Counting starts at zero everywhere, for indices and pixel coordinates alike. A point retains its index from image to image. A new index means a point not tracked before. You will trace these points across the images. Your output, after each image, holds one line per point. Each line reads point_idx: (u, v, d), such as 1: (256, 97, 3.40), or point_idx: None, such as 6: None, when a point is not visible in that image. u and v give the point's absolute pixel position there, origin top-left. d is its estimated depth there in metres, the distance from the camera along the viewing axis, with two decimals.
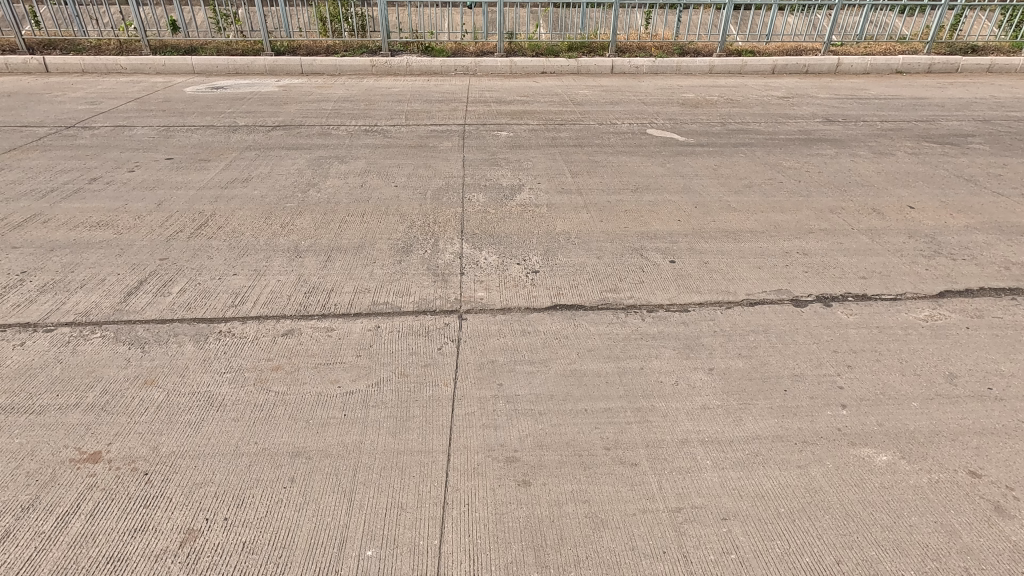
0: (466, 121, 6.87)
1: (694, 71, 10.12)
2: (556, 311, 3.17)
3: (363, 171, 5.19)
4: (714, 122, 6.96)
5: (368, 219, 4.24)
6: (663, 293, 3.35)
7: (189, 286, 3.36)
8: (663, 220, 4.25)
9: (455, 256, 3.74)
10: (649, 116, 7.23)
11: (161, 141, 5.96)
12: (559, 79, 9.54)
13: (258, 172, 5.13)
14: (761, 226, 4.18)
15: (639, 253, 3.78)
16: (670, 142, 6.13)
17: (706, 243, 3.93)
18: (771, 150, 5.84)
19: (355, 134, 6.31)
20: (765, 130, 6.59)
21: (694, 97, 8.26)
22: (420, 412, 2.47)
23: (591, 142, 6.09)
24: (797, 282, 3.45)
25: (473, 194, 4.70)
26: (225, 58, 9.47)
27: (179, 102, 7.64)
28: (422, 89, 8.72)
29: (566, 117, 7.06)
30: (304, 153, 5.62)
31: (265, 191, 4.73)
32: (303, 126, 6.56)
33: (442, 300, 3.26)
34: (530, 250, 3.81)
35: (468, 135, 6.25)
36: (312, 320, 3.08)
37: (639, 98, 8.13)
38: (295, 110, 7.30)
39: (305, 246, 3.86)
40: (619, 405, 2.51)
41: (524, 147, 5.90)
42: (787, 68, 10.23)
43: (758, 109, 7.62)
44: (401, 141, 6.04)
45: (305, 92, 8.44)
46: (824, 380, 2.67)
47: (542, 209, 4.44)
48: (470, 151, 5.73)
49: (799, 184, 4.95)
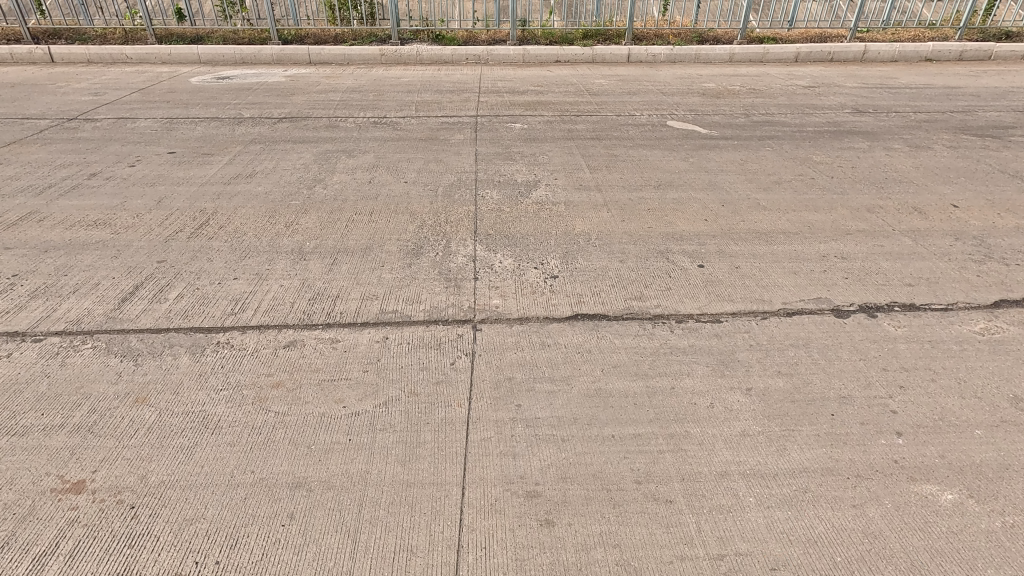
0: (478, 112, 6.62)
1: (713, 59, 9.77)
2: (577, 321, 2.95)
3: (371, 165, 4.96)
4: (737, 113, 6.65)
5: (377, 219, 4.02)
6: (692, 301, 3.11)
7: (186, 291, 3.17)
8: (689, 220, 3.99)
9: (468, 259, 3.51)
10: (668, 106, 6.92)
11: (164, 134, 5.77)
12: (574, 68, 9.24)
13: (262, 166, 4.92)
14: (794, 227, 3.91)
15: (665, 256, 3.54)
16: (692, 134, 5.84)
17: (736, 245, 3.67)
18: (800, 144, 5.54)
19: (364, 126, 6.08)
20: (792, 122, 6.28)
21: (714, 87, 7.93)
22: (432, 436, 2.26)
23: (610, 134, 5.81)
24: (838, 290, 3.19)
25: (487, 191, 4.46)
26: (231, 47, 9.25)
27: (184, 92, 7.44)
28: (432, 79, 8.45)
29: (582, 109, 6.78)
30: (311, 147, 5.41)
31: (269, 187, 4.53)
32: (310, 118, 6.34)
33: (455, 308, 3.04)
34: (548, 253, 3.58)
35: (480, 128, 6.01)
36: (316, 330, 2.87)
37: (657, 88, 7.82)
38: (302, 101, 7.08)
39: (310, 247, 3.65)
40: (650, 431, 2.29)
41: (539, 140, 5.64)
42: (811, 56, 9.83)
43: (783, 98, 7.29)
44: (411, 134, 5.80)
45: (313, 82, 8.21)
46: (875, 404, 2.42)
47: (560, 207, 4.20)
48: (483, 145, 5.49)
49: (832, 180, 4.65)
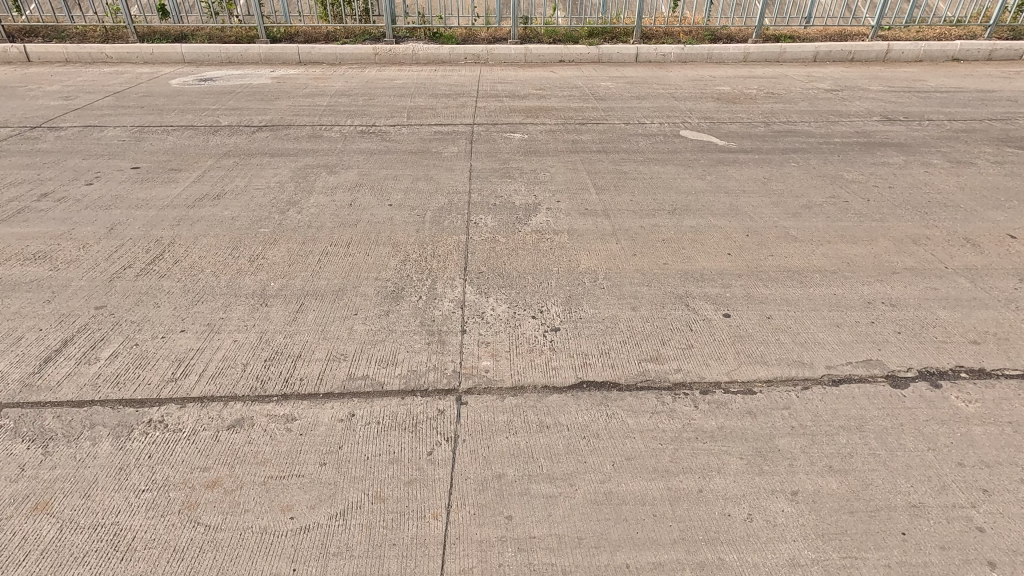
0: (474, 120, 6.12)
1: (726, 59, 9.22)
2: (582, 392, 2.47)
3: (354, 184, 4.48)
4: (755, 121, 6.13)
5: (354, 251, 3.54)
6: (718, 364, 2.63)
7: (122, 348, 2.70)
8: (709, 254, 3.50)
9: (455, 305, 3.04)
10: (681, 113, 6.41)
11: (131, 145, 5.29)
12: (579, 68, 8.73)
13: (234, 185, 4.44)
14: (831, 263, 3.42)
15: (684, 302, 3.05)
16: (708, 146, 5.33)
17: (765, 287, 3.18)
18: (828, 158, 5.03)
19: (350, 136, 5.59)
20: (816, 132, 5.76)
21: (729, 90, 7.40)
22: (398, 566, 1.79)
23: (618, 147, 5.31)
24: (890, 349, 2.70)
25: (481, 217, 3.98)
26: (215, 47, 8.78)
27: (161, 96, 6.96)
28: (428, 81, 7.95)
29: (587, 116, 6.26)
30: (289, 161, 4.93)
31: (237, 211, 4.06)
32: (292, 126, 5.86)
33: (437, 372, 2.57)
34: (548, 296, 3.09)
35: (476, 138, 5.51)
36: (269, 403, 2.40)
37: (668, 92, 7.30)
38: (286, 107, 6.60)
39: (275, 288, 3.18)
40: (674, 558, 1.82)
41: (541, 154, 5.14)
42: (830, 55, 9.28)
43: (804, 104, 6.76)
44: (400, 146, 5.31)
45: (300, 84, 7.72)
46: (956, 518, 1.93)
47: (563, 237, 3.71)
48: (479, 158, 5.00)
49: (869, 204, 4.15)
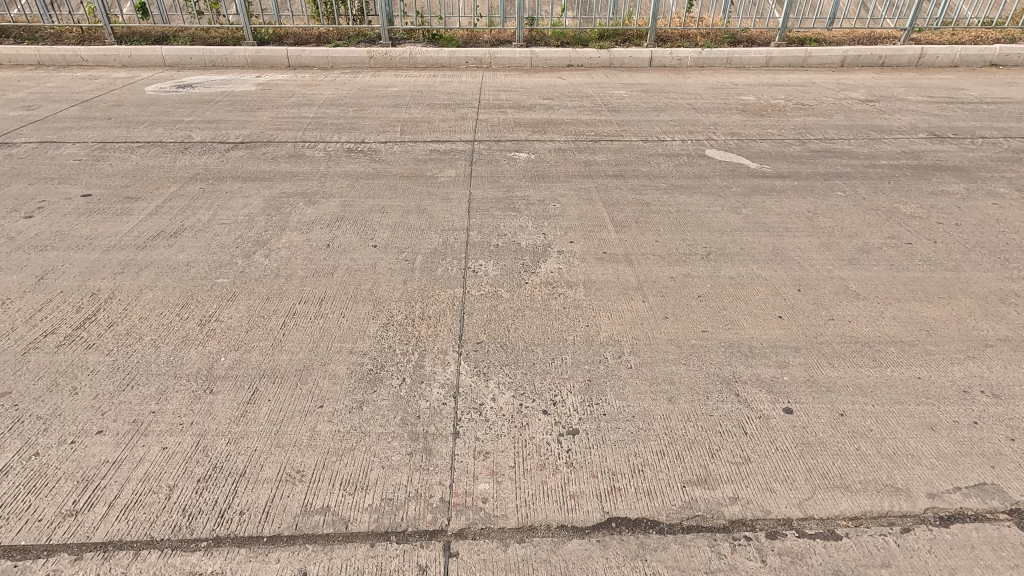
0: (476, 135, 5.51)
1: (747, 63, 8.59)
2: (610, 537, 1.86)
3: (335, 218, 3.88)
4: (789, 138, 5.50)
5: (327, 311, 2.94)
6: (787, 491, 2.02)
7: (17, 461, 2.09)
8: (757, 318, 2.89)
9: (447, 393, 2.43)
10: (704, 128, 5.79)
11: (87, 166, 4.69)
12: (589, 74, 8.10)
13: (195, 219, 3.84)
14: (908, 331, 2.80)
15: (732, 389, 2.44)
16: (738, 170, 4.72)
17: (831, 367, 2.58)
18: (877, 186, 4.41)
19: (335, 156, 4.99)
20: (858, 152, 5.13)
21: (754, 100, 6.78)
22: None
23: (637, 170, 4.70)
24: (1008, 469, 2.08)
25: (481, 264, 3.37)
26: (198, 50, 8.18)
27: (133, 106, 6.36)
28: (426, 88, 7.33)
29: (600, 131, 5.64)
30: (263, 188, 4.33)
31: (194, 253, 3.45)
32: (272, 143, 5.26)
33: (419, 503, 1.96)
34: (562, 380, 2.49)
35: (477, 158, 4.91)
36: (194, 554, 1.80)
37: (688, 102, 6.67)
38: (267, 119, 5.99)
39: (225, 365, 2.57)
40: None
41: (549, 179, 4.53)
42: (859, 60, 8.63)
43: (839, 117, 6.13)
44: (391, 168, 4.71)
45: (287, 91, 7.11)
46: None
47: (577, 293, 3.10)
48: (480, 185, 4.40)
49: (937, 248, 3.53)
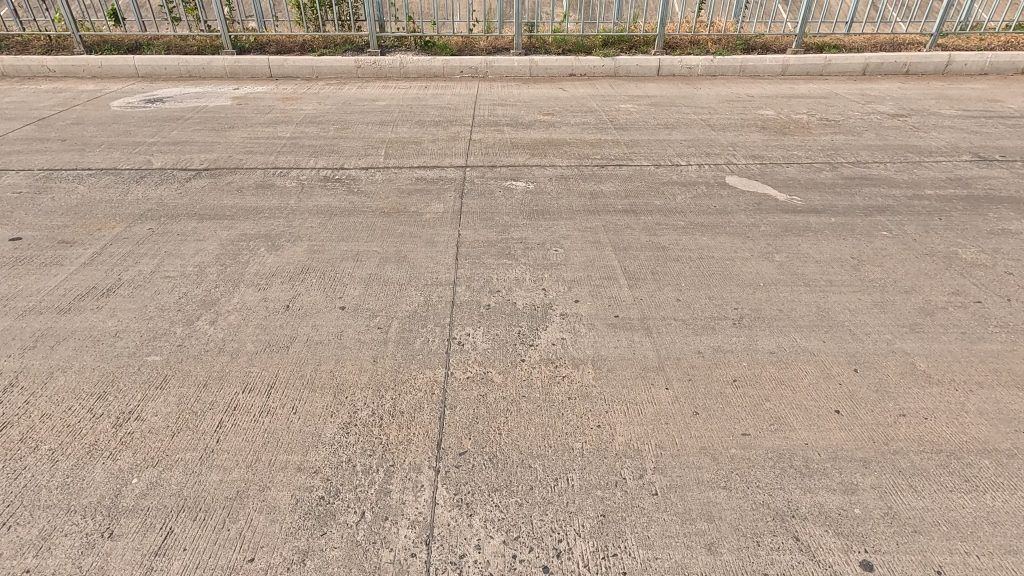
0: (468, 160, 4.95)
1: (762, 72, 8.01)
2: None
3: (300, 269, 3.32)
4: (818, 161, 4.93)
5: (277, 405, 2.38)
6: None
7: None
8: (810, 415, 2.33)
9: (418, 537, 1.86)
10: (722, 150, 5.22)
11: (25, 201, 4.13)
12: (593, 84, 7.54)
13: (136, 271, 3.28)
14: (1003, 435, 2.22)
15: (790, 530, 1.87)
16: (766, 203, 4.15)
17: (915, 494, 2.00)
18: (928, 224, 3.84)
19: (309, 186, 4.43)
20: (898, 180, 4.56)
21: (774, 115, 6.20)
22: None
23: (650, 204, 4.13)
24: None
25: (468, 332, 2.81)
26: (173, 60, 7.62)
27: (93, 124, 5.80)
28: (416, 101, 6.77)
29: (607, 154, 5.08)
30: (222, 228, 3.77)
31: (127, 318, 2.89)
32: (239, 171, 4.70)
33: None
34: (568, 516, 1.92)
35: (469, 189, 4.35)
36: None
37: (702, 117, 6.11)
38: (239, 140, 5.43)
39: (135, 492, 2.01)
40: None
41: (550, 216, 3.97)
42: (882, 68, 8.05)
43: (870, 136, 5.55)
44: (371, 203, 4.14)
45: (265, 106, 6.55)
46: None
47: (586, 375, 2.54)
48: (471, 224, 3.84)
49: (1013, 308, 2.96)
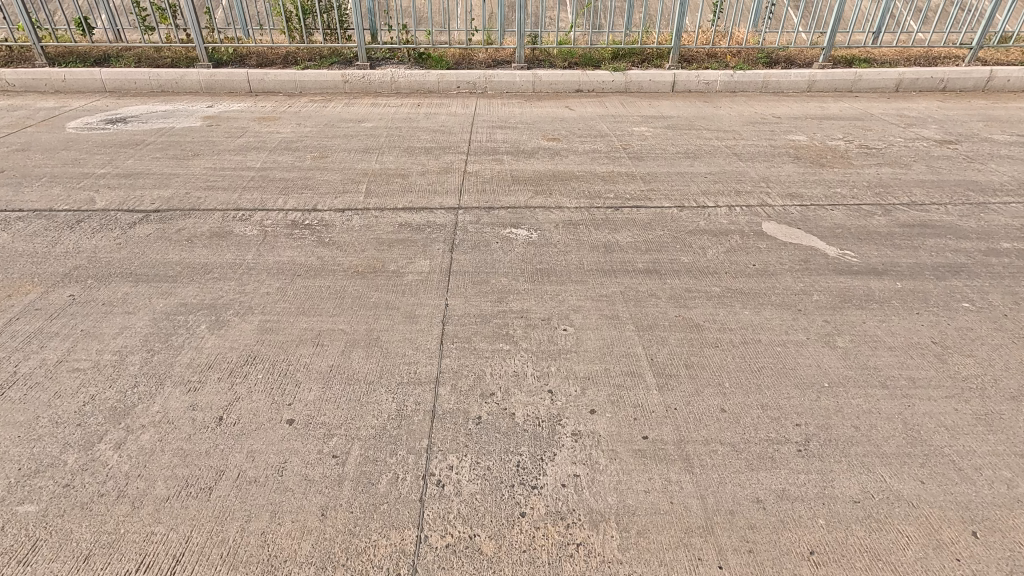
0: (462, 198, 4.29)
1: (787, 88, 7.34)
2: None
3: (245, 359, 2.66)
4: (867, 202, 4.26)
5: None
6: None
7: None
8: None
9: None
10: (754, 186, 4.55)
11: None
12: (603, 102, 6.87)
13: (38, 361, 2.62)
14: None
15: None
16: (815, 260, 3.47)
17: None
18: (1018, 292, 3.16)
19: (272, 234, 3.77)
20: (966, 228, 3.88)
21: (806, 141, 5.54)
22: None
23: (676, 261, 3.46)
24: None
25: (451, 464, 2.14)
26: (143, 73, 6.98)
27: (41, 151, 5.15)
28: (407, 121, 6.11)
29: (622, 191, 4.41)
30: (160, 295, 3.11)
31: (7, 439, 2.22)
32: (195, 213, 4.04)
33: None
34: None
35: (460, 240, 3.68)
36: None
37: (726, 143, 5.44)
38: (201, 170, 4.78)
39: None
40: None
41: (557, 278, 3.30)
42: (918, 84, 7.37)
43: (921, 169, 4.88)
44: (343, 258, 3.48)
45: (238, 127, 5.89)
46: None
47: (608, 543, 1.86)
48: (460, 290, 3.17)
49: None
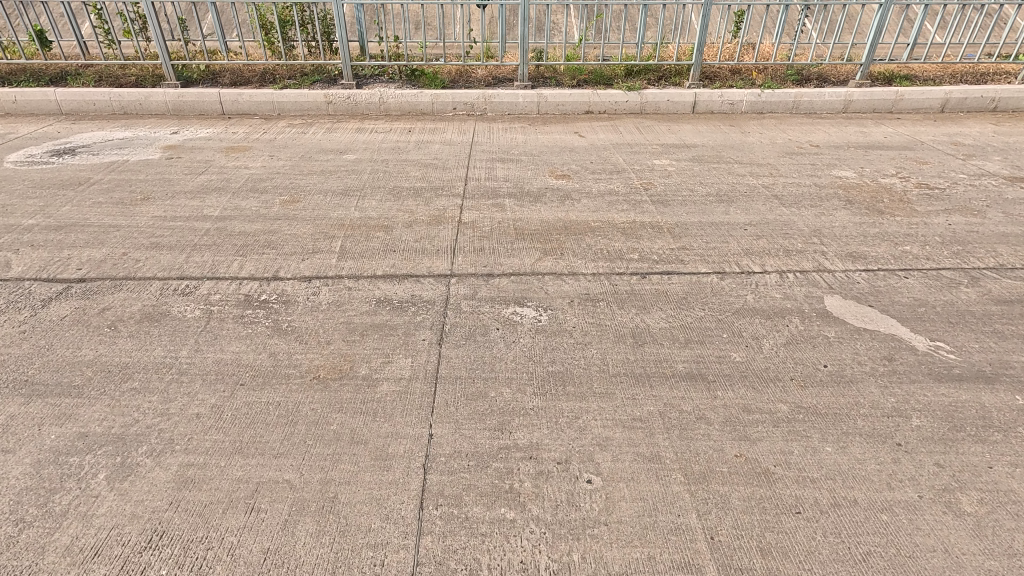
0: (456, 260, 3.55)
1: (820, 108, 6.59)
2: None
3: (148, 539, 1.91)
4: (947, 266, 3.51)
5: None
6: None
7: None
8: None
9: None
10: (804, 241, 3.81)
11: None
12: (616, 126, 6.14)
13: None
14: None
15: None
16: (904, 359, 2.72)
17: None
18: None
19: (218, 316, 3.03)
20: None
21: (855, 178, 4.81)
22: None
23: (725, 361, 2.72)
24: None
25: None
26: (102, 93, 6.25)
27: None
28: (397, 151, 5.38)
29: (647, 250, 3.68)
30: (54, 420, 2.37)
31: None
32: (127, 283, 3.30)
33: None
34: None
35: (451, 326, 2.94)
36: None
37: (762, 182, 4.71)
38: (149, 220, 4.04)
39: None
40: None
41: (575, 389, 2.54)
42: (966, 103, 6.62)
43: (999, 217, 4.13)
44: (301, 356, 2.73)
45: (201, 159, 5.15)
46: None
47: None
48: (449, 411, 2.41)
49: None
